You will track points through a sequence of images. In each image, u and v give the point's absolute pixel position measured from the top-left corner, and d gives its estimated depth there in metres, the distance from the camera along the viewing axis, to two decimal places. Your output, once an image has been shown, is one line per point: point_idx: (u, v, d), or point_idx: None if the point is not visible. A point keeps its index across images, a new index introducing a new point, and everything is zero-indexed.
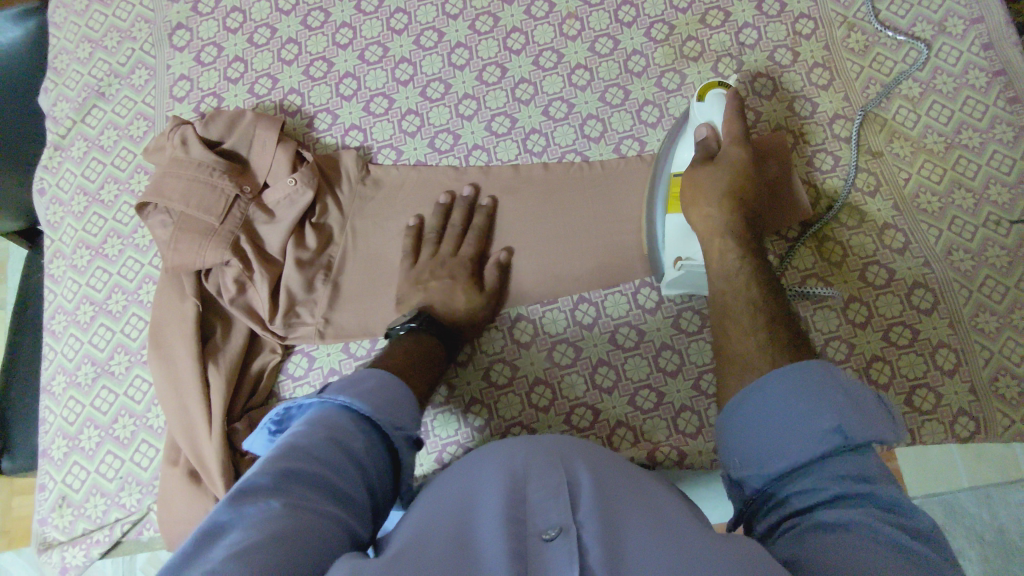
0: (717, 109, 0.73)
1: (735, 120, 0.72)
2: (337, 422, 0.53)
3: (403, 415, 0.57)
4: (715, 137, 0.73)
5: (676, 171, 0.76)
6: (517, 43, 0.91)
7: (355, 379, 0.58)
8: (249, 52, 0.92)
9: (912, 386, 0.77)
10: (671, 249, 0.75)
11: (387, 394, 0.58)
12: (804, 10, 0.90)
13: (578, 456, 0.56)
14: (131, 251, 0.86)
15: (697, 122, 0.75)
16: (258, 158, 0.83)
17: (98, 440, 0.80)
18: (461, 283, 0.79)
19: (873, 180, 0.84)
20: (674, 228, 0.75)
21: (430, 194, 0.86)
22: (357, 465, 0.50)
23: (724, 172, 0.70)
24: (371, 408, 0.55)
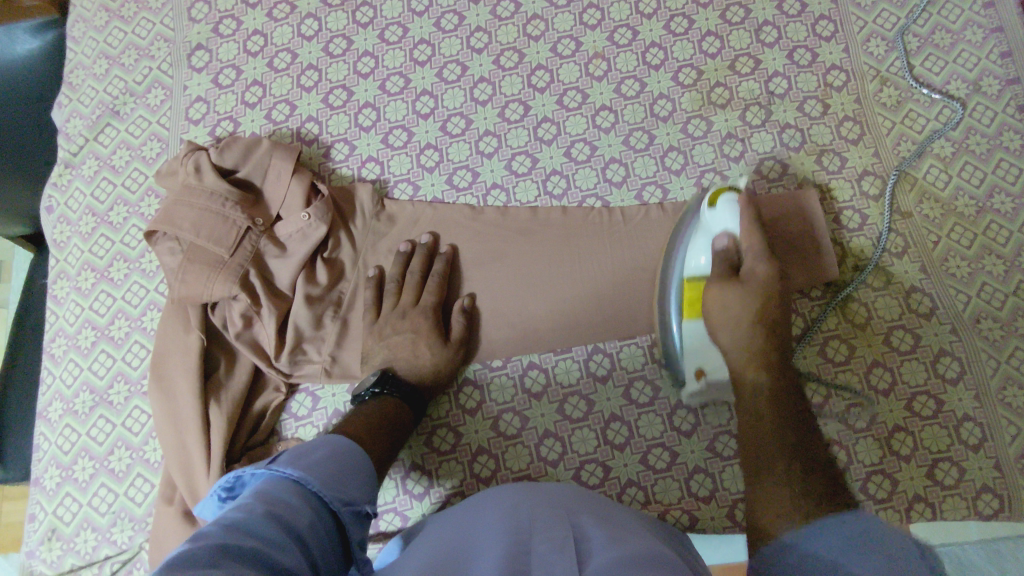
0: (732, 218, 0.70)
1: (755, 229, 0.69)
2: (281, 496, 0.52)
3: (350, 490, 0.57)
4: (736, 249, 0.70)
5: (692, 278, 0.72)
6: (541, 81, 0.89)
7: (306, 450, 0.60)
8: (268, 77, 0.90)
9: (934, 459, 0.75)
10: (689, 359, 0.72)
11: (335, 471, 0.58)
12: (836, 62, 0.88)
13: (577, 518, 0.56)
14: (137, 276, 0.84)
15: (713, 231, 0.71)
16: (272, 189, 0.81)
17: (93, 472, 0.78)
18: (424, 336, 0.77)
19: (901, 242, 0.82)
20: (693, 339, 0.71)
21: (395, 237, 0.83)
22: (299, 536, 0.49)
23: (750, 296, 0.68)
24: (320, 481, 0.55)
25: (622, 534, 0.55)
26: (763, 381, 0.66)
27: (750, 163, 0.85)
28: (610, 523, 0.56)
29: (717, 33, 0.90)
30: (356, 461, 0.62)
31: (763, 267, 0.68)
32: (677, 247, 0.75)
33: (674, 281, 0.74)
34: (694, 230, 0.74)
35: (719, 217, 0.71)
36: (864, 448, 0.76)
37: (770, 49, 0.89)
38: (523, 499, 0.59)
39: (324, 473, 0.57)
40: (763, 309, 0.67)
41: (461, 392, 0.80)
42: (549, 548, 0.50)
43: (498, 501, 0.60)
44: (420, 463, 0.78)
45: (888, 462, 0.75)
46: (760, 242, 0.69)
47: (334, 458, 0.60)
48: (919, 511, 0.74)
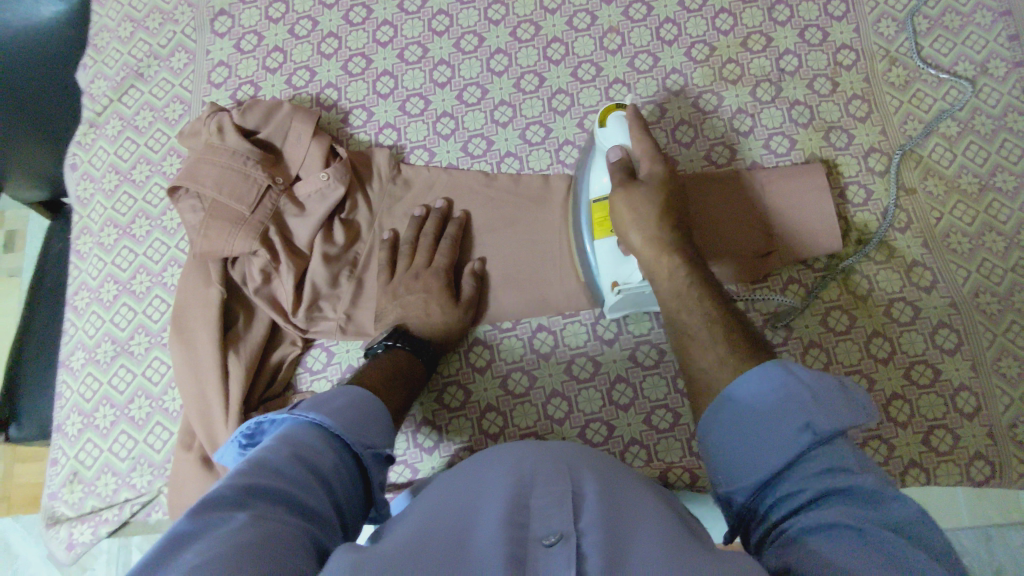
0: (621, 132, 0.74)
1: (642, 136, 0.73)
2: (307, 440, 0.53)
3: (369, 434, 0.59)
4: (628, 157, 0.73)
5: (597, 196, 0.75)
6: (556, 54, 0.91)
7: (325, 397, 0.60)
8: (289, 43, 0.92)
9: (930, 426, 0.77)
10: (605, 275, 0.75)
11: (355, 415, 0.59)
12: (847, 41, 0.90)
13: (584, 469, 0.57)
14: (158, 232, 0.86)
15: (605, 147, 0.75)
16: (292, 150, 0.83)
17: (113, 419, 0.81)
18: (436, 297, 0.78)
19: (904, 217, 0.84)
20: (605, 252, 0.75)
21: (410, 204, 0.85)
22: (323, 478, 0.51)
23: (652, 193, 0.70)
24: (341, 426, 0.56)
25: (630, 491, 0.56)
26: (679, 264, 0.67)
27: (759, 138, 0.87)
28: (613, 477, 0.58)
29: (730, 11, 0.92)
30: (374, 407, 0.62)
31: (657, 168, 0.72)
32: (584, 174, 0.79)
33: (585, 205, 0.77)
34: (594, 155, 0.78)
35: (612, 131, 0.74)
36: None
37: (782, 28, 0.91)
38: (527, 452, 0.60)
39: (344, 418, 0.58)
40: (664, 202, 0.70)
41: (472, 352, 0.82)
42: (549, 503, 0.51)
43: (502, 458, 0.60)
44: (431, 419, 0.81)
45: (885, 428, 0.77)
46: (649, 146, 0.73)
47: (354, 404, 0.61)
48: (913, 475, 0.76)
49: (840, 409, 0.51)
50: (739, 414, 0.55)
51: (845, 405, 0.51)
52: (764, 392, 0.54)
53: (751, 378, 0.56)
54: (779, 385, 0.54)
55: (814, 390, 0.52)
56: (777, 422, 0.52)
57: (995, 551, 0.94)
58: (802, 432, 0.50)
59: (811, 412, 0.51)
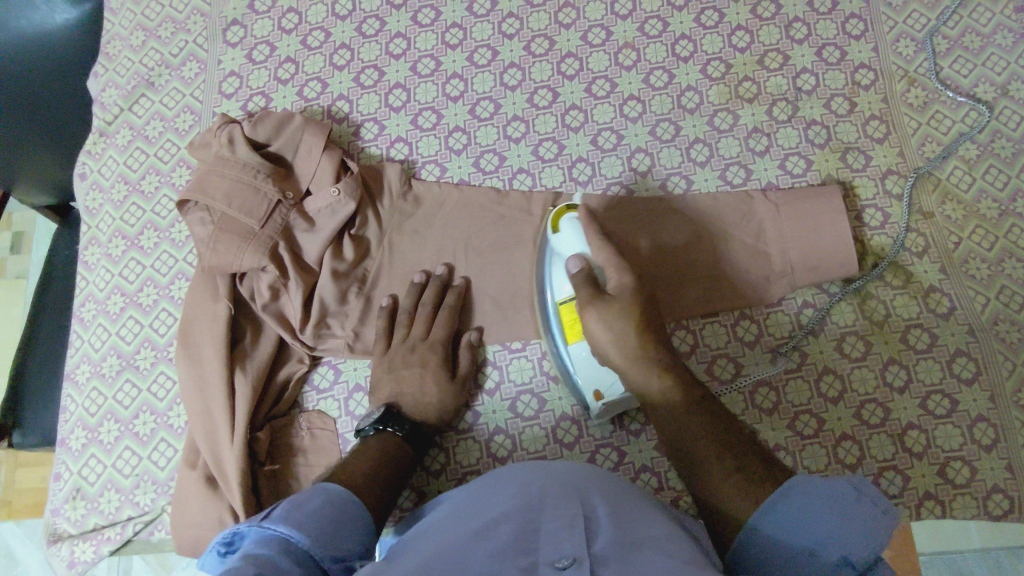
0: (578, 239, 0.74)
1: (600, 243, 0.73)
2: (276, 553, 0.46)
3: (346, 540, 0.52)
4: (591, 267, 0.72)
5: (563, 301, 0.75)
6: (571, 69, 0.90)
7: (300, 500, 0.54)
8: (301, 54, 0.92)
9: (946, 457, 0.76)
10: (587, 382, 0.75)
11: (332, 521, 0.52)
12: (865, 60, 0.89)
13: (595, 493, 0.56)
14: (166, 245, 0.85)
15: (569, 255, 0.74)
16: (303, 164, 0.82)
17: (118, 435, 0.80)
18: (432, 371, 0.77)
19: (922, 242, 0.82)
20: (582, 359, 0.74)
21: (407, 266, 0.83)
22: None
23: (624, 309, 0.69)
24: (317, 534, 0.50)
25: (637, 510, 0.56)
26: (665, 375, 0.67)
27: (775, 158, 0.86)
28: (625, 504, 0.57)
29: (747, 28, 0.91)
30: (351, 510, 0.56)
31: (625, 278, 0.71)
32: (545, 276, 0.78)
33: (552, 310, 0.77)
34: (551, 261, 0.78)
35: (569, 238, 0.75)
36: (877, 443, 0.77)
37: (800, 46, 0.90)
38: (537, 475, 0.59)
39: (321, 519, 0.52)
40: (639, 314, 0.69)
41: (482, 373, 0.81)
42: (559, 526, 0.50)
43: (513, 479, 0.60)
44: (440, 442, 0.80)
45: (900, 459, 0.76)
46: (609, 253, 0.72)
47: (331, 506, 0.54)
48: (929, 507, 0.74)
49: (863, 520, 0.52)
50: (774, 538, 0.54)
51: (867, 515, 0.52)
52: (791, 514, 0.54)
53: (780, 502, 0.55)
54: (807, 505, 0.53)
55: (842, 505, 0.53)
56: (819, 546, 0.52)
57: None
58: (842, 565, 0.51)
59: (843, 539, 0.51)
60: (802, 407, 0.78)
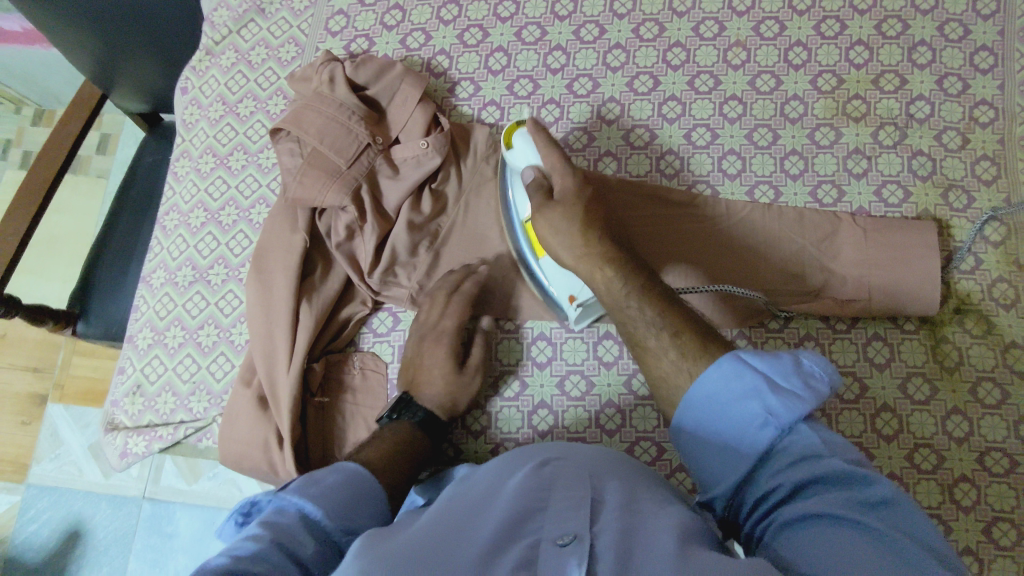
0: (529, 150, 0.73)
1: (548, 148, 0.71)
2: (286, 527, 0.47)
3: (361, 518, 0.51)
4: (540, 176, 0.72)
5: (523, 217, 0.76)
6: (676, 59, 0.88)
7: (317, 474, 0.53)
8: (410, 3, 0.92)
9: (995, 517, 0.73)
10: (560, 290, 0.76)
11: (349, 497, 0.52)
12: (988, 97, 0.84)
13: (611, 478, 0.56)
14: (253, 169, 0.88)
15: (518, 167, 0.74)
16: (395, 113, 0.83)
17: (181, 341, 0.83)
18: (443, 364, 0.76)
19: (1012, 294, 0.79)
20: (550, 269, 0.76)
21: (475, 235, 0.83)
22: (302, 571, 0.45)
23: (569, 211, 0.69)
24: (328, 512, 0.49)
25: (654, 499, 0.55)
26: (611, 274, 0.67)
27: (872, 183, 0.83)
28: (645, 489, 0.56)
29: (867, 44, 0.87)
30: (371, 485, 0.55)
31: (568, 180, 0.71)
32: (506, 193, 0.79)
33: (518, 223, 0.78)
34: (509, 174, 0.78)
35: (523, 153, 0.73)
36: (924, 490, 0.74)
37: (920, 71, 0.86)
38: (549, 458, 0.59)
39: (341, 493, 0.52)
40: (583, 213, 0.69)
41: (534, 346, 0.82)
42: (567, 505, 0.51)
43: (529, 454, 0.61)
44: (484, 404, 0.81)
45: (946, 509, 0.73)
46: (555, 158, 0.71)
47: (349, 482, 0.53)
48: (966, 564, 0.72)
49: (796, 393, 0.51)
50: (704, 424, 0.55)
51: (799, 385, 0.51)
52: (706, 401, 0.55)
53: (707, 383, 0.55)
54: (733, 380, 0.53)
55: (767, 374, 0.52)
56: (737, 424, 0.53)
57: None
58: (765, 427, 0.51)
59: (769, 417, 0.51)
60: (852, 439, 0.76)
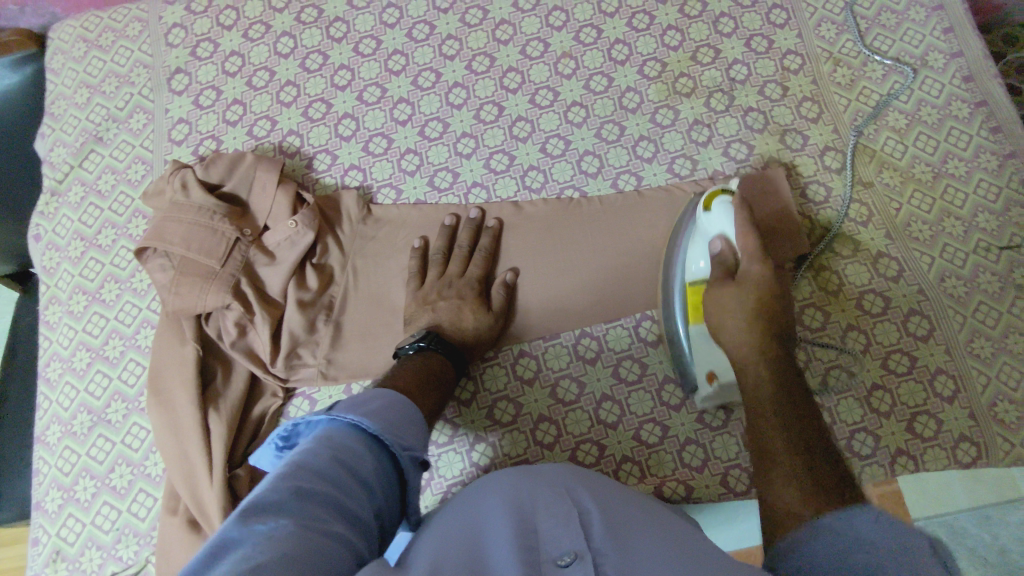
0: (727, 218, 0.72)
1: (749, 233, 0.70)
2: (345, 441, 0.55)
3: (408, 436, 0.60)
4: (732, 253, 0.72)
5: (694, 283, 0.75)
6: (513, 83, 0.93)
7: (364, 399, 0.61)
8: (248, 95, 0.93)
9: (913, 413, 0.78)
10: (701, 363, 0.75)
11: (393, 418, 0.60)
12: (791, 47, 0.93)
13: (582, 488, 0.56)
14: (129, 295, 0.85)
15: (710, 234, 0.74)
16: (258, 202, 0.83)
17: (95, 491, 0.79)
18: (469, 303, 0.79)
19: (865, 210, 0.85)
20: (702, 342, 0.74)
21: (376, 297, 0.83)
22: (361, 483, 0.53)
23: (745, 293, 0.69)
24: (379, 428, 0.58)
25: (633, 506, 0.56)
26: (761, 369, 0.66)
27: (718, 147, 0.89)
28: (611, 493, 0.57)
29: (677, 27, 0.94)
30: (407, 410, 0.63)
31: (756, 267, 0.70)
32: (676, 254, 0.78)
33: (677, 286, 0.77)
34: (695, 235, 0.76)
35: (716, 220, 0.73)
36: (846, 408, 0.79)
37: (728, 39, 0.94)
38: (519, 475, 0.58)
39: (383, 417, 0.59)
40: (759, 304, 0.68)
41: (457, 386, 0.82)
42: (555, 523, 0.51)
43: (497, 478, 0.59)
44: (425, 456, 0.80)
45: (869, 419, 0.78)
46: (754, 242, 0.70)
47: (392, 407, 0.62)
48: (903, 464, 0.76)
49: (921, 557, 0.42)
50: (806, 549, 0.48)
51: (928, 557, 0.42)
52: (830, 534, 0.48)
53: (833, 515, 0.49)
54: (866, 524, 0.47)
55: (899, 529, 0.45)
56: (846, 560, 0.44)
57: (1001, 538, 0.97)
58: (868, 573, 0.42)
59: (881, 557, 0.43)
60: None
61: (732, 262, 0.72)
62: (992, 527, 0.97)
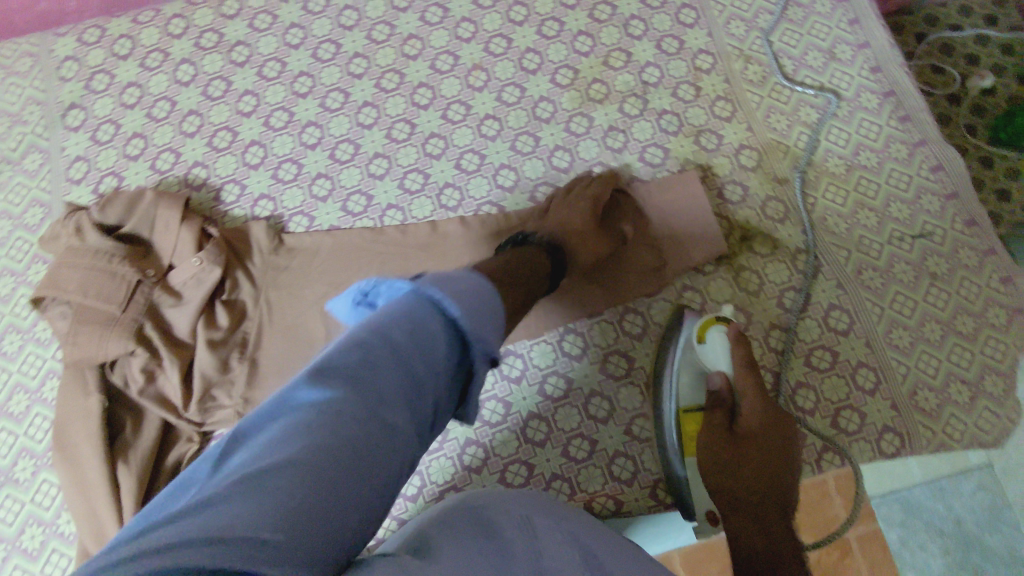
0: (722, 355, 0.73)
1: (747, 368, 0.70)
2: (417, 315, 0.44)
3: (483, 339, 0.46)
4: (727, 388, 0.71)
5: (687, 414, 0.73)
6: (424, 98, 0.91)
7: (453, 276, 0.48)
8: (148, 127, 0.89)
9: (837, 409, 0.78)
10: (699, 501, 0.71)
11: (472, 313, 0.45)
12: (702, 46, 0.92)
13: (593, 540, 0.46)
14: (32, 346, 0.81)
15: (709, 368, 0.74)
16: (161, 240, 0.80)
17: (4, 555, 0.75)
18: (590, 213, 0.78)
19: (781, 207, 0.85)
20: (695, 480, 0.71)
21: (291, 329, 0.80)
22: (434, 380, 0.43)
23: (737, 434, 0.67)
24: (462, 319, 0.45)
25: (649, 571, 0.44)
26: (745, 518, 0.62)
27: (633, 152, 0.88)
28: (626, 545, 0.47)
29: (588, 32, 0.93)
30: (484, 310, 0.47)
31: (754, 408, 0.68)
32: (663, 381, 0.76)
33: (671, 414, 0.73)
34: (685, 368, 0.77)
35: (713, 354, 0.74)
36: None
37: (639, 41, 0.93)
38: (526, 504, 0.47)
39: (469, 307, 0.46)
40: (755, 449, 0.65)
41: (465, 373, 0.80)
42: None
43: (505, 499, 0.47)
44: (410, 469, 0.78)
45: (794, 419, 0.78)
46: (754, 382, 0.69)
47: (468, 307, 0.45)
48: (829, 460, 0.77)
49: None
50: None
51: None
52: None
53: None
54: None
55: None
56: None
57: (956, 510, 0.91)
58: None
59: None
60: None
61: (730, 401, 0.71)
62: (946, 499, 0.91)
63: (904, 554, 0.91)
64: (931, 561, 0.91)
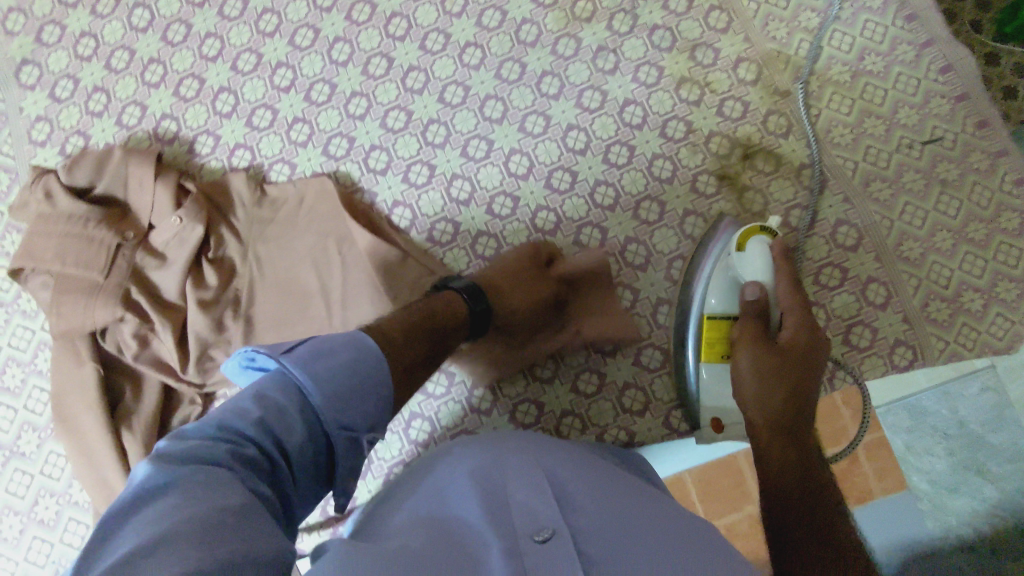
0: (762, 263, 0.69)
1: (788, 285, 0.68)
2: (272, 397, 0.47)
3: (355, 407, 0.50)
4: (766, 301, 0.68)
5: (715, 320, 0.71)
6: (399, 29, 0.85)
7: (324, 345, 0.51)
8: (108, 80, 0.84)
9: (848, 325, 0.77)
10: (706, 409, 0.72)
11: (344, 384, 0.49)
12: None
13: (548, 453, 0.51)
14: (18, 318, 0.79)
15: (744, 279, 0.70)
16: (137, 199, 0.76)
17: (22, 527, 0.75)
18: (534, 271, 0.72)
19: (784, 121, 0.81)
20: (712, 385, 0.71)
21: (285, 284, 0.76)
22: (280, 459, 0.45)
23: (776, 349, 0.64)
24: (321, 399, 0.48)
25: (604, 480, 0.49)
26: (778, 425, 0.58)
27: (626, 73, 0.83)
28: (588, 463, 0.52)
29: None
30: (363, 377, 0.51)
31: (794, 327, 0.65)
32: (693, 288, 0.75)
33: (695, 317, 0.73)
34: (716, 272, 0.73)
35: (752, 263, 0.70)
36: None
37: None
38: (488, 445, 0.52)
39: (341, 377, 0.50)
40: (791, 365, 0.62)
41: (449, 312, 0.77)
42: (528, 490, 0.46)
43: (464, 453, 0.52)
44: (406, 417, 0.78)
45: None
46: (794, 300, 0.67)
47: (348, 367, 0.50)
48: (840, 378, 0.76)
49: None
50: None
51: None
52: None
53: None
54: None
55: None
56: None
57: (960, 412, 0.88)
58: None
59: None
60: None
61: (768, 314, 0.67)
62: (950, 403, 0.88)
63: (908, 458, 0.90)
64: (937, 462, 0.90)
